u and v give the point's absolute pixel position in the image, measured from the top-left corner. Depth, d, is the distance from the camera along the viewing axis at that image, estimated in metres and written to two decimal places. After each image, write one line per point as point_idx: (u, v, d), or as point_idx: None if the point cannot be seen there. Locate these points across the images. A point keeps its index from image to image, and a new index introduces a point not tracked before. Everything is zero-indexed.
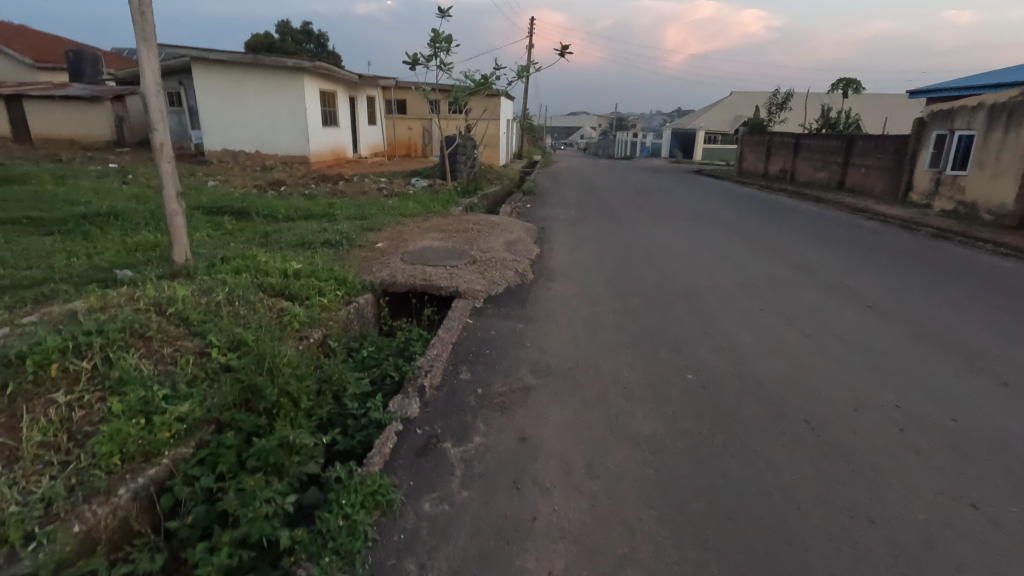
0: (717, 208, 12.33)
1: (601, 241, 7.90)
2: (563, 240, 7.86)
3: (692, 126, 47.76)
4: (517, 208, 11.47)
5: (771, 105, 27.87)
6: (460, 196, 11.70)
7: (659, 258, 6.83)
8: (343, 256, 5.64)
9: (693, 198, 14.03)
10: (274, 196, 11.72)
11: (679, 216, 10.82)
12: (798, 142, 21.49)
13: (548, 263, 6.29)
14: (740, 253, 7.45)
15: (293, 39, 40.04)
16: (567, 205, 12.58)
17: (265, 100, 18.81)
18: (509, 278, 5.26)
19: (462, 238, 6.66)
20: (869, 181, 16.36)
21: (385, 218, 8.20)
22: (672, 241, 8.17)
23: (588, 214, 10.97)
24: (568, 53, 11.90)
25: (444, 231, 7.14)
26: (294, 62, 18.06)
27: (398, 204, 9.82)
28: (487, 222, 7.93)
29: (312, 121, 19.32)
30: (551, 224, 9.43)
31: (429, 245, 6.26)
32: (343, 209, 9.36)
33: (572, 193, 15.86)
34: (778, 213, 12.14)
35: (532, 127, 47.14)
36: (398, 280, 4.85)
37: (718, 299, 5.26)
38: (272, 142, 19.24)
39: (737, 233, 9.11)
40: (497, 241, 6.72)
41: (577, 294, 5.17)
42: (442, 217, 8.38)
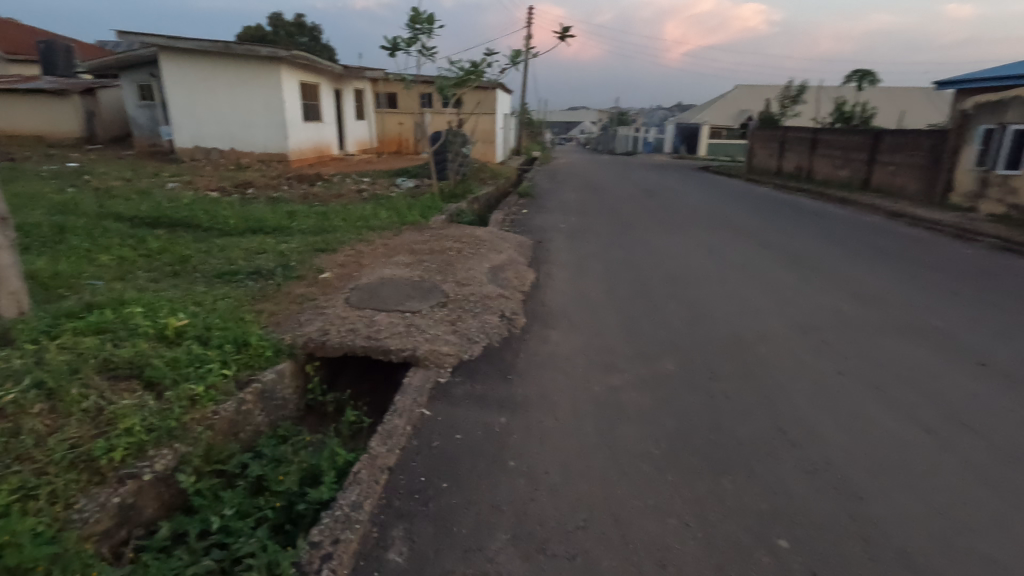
0: (737, 214, 10.90)
1: (610, 261, 6.50)
2: (564, 260, 6.46)
3: (697, 121, 46.12)
4: (511, 214, 10.04)
5: (783, 98, 26.34)
6: (445, 201, 10.26)
7: (685, 287, 5.43)
8: (269, 295, 4.21)
9: (708, 201, 12.60)
10: (235, 201, 10.28)
11: (696, 224, 9.42)
12: (816, 137, 20.00)
13: (544, 297, 4.91)
14: (780, 276, 6.06)
15: (285, 32, 38.45)
16: (568, 210, 11.15)
17: (240, 94, 17.34)
18: (490, 330, 3.83)
19: (436, 263, 5.21)
20: (899, 181, 14.90)
21: (346, 232, 6.78)
22: (696, 259, 6.77)
23: (592, 221, 9.56)
24: (569, 36, 10.41)
25: (414, 252, 5.70)
26: (270, 51, 16.53)
27: (370, 212, 8.38)
28: (471, 237, 6.48)
29: (290, 116, 17.83)
30: (549, 236, 8.02)
31: (390, 274, 4.82)
32: (304, 218, 7.94)
33: (572, 194, 14.40)
34: (808, 218, 10.70)
35: (531, 122, 45.55)
36: (331, 340, 3.42)
37: (776, 356, 3.88)
38: (247, 139, 17.75)
39: (769, 247, 7.69)
40: (480, 267, 5.28)
41: (584, 349, 3.79)
42: (417, 230, 6.95)
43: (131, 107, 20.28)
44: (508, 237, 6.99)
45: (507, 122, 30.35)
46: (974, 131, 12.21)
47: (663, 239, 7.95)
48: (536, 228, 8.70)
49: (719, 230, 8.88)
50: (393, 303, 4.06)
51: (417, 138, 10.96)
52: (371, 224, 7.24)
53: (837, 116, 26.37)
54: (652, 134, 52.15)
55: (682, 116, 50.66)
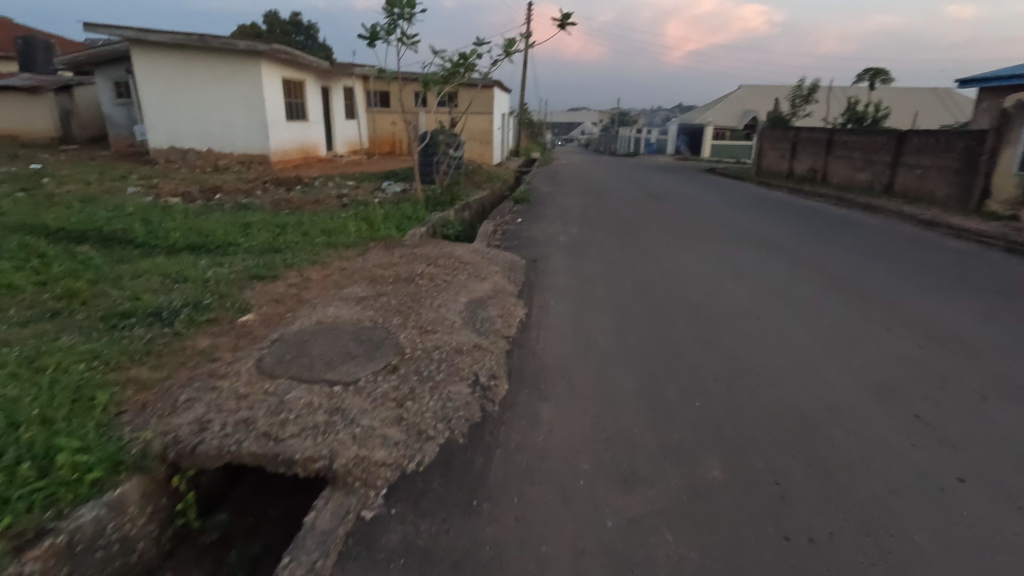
0: (757, 222, 9.78)
1: (620, 286, 5.39)
2: (563, 285, 5.35)
3: (701, 122, 44.98)
4: (503, 224, 8.93)
5: (794, 97, 25.21)
6: (429, 209, 9.14)
7: (715, 326, 4.32)
8: (157, 352, 3.06)
9: (722, 208, 11.48)
10: (194, 209, 9.14)
11: (713, 235, 8.31)
12: (831, 138, 18.86)
13: (535, 345, 3.77)
14: (826, 308, 4.97)
15: (281, 30, 37.19)
16: (567, 219, 10.02)
17: (218, 90, 16.20)
18: (455, 411, 2.66)
19: (398, 298, 4.06)
20: (928, 186, 13.77)
21: (301, 250, 5.64)
22: (722, 283, 5.65)
23: (595, 232, 8.44)
24: (569, 24, 9.28)
25: (375, 280, 4.54)
26: (247, 45, 15.35)
27: (339, 224, 7.25)
28: (450, 258, 5.33)
29: (271, 114, 16.69)
30: (546, 253, 6.87)
31: (333, 317, 3.65)
32: (260, 231, 6.81)
33: (573, 199, 13.26)
34: (837, 228, 9.57)
35: (530, 123, 44.53)
36: (205, 444, 2.24)
37: (859, 449, 2.78)
38: (225, 139, 16.62)
39: (804, 265, 6.56)
40: (456, 304, 4.12)
41: (590, 440, 2.68)
42: (387, 247, 5.81)
43: (107, 105, 19.15)
44: (496, 255, 5.87)
45: (506, 122, 29.19)
46: (1016, 132, 11.09)
47: (678, 255, 6.83)
48: (530, 242, 7.58)
49: (741, 243, 7.78)
50: (322, 368, 2.88)
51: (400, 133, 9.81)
52: (334, 240, 6.11)
53: (849, 116, 25.26)
54: (655, 135, 50.98)
55: (685, 117, 49.55)
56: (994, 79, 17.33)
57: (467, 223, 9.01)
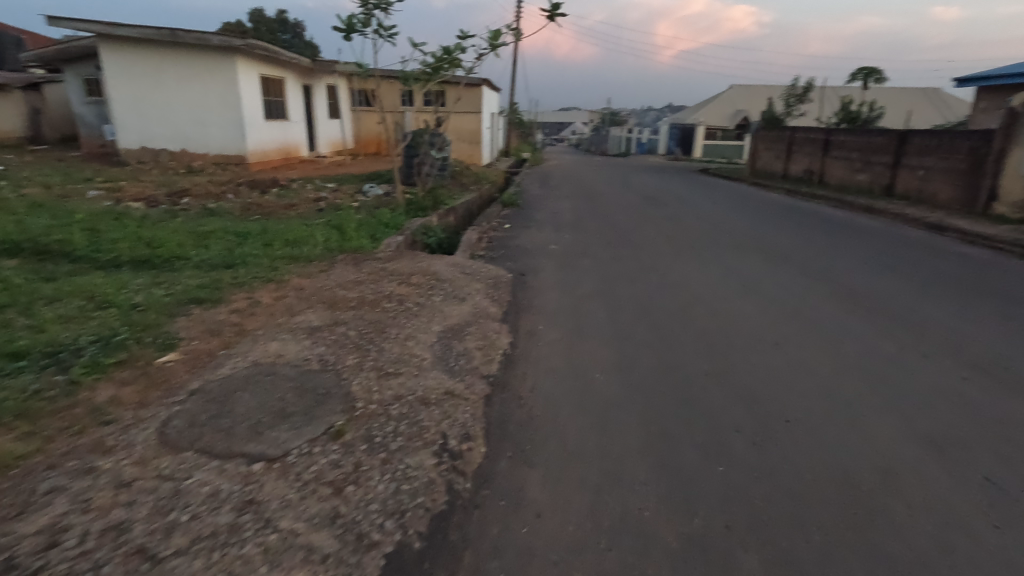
0: (759, 227, 9.25)
1: (618, 304, 4.79)
2: (554, 304, 4.74)
3: (692, 122, 44.62)
4: (489, 230, 8.31)
5: (788, 97, 24.81)
6: (411, 214, 8.51)
7: (731, 359, 3.74)
8: (36, 411, 2.40)
9: (721, 212, 10.94)
10: (155, 216, 8.43)
11: (716, 242, 7.74)
12: (828, 138, 18.44)
13: (522, 387, 3.15)
14: (852, 331, 4.40)
15: (267, 28, 36.12)
16: (559, 224, 9.41)
17: (192, 88, 15.41)
18: (412, 498, 2.03)
19: (358, 329, 3.42)
20: (931, 188, 13.35)
21: (256, 265, 4.97)
22: (732, 300, 5.07)
23: (589, 240, 7.84)
24: (560, 17, 8.67)
25: (336, 304, 3.90)
26: (221, 40, 14.60)
27: (306, 232, 6.58)
28: (425, 274, 4.70)
29: (248, 113, 15.93)
30: (535, 265, 6.26)
31: (276, 356, 2.99)
32: (217, 241, 6.12)
33: (564, 202, 12.66)
34: (844, 233, 9.06)
35: (520, 123, 43.94)
36: (49, 570, 1.58)
37: (929, 533, 2.20)
38: (200, 139, 15.84)
39: (818, 277, 6.00)
40: (427, 334, 3.48)
41: (589, 531, 2.07)
42: (356, 261, 5.17)
43: (76, 104, 18.29)
44: (477, 270, 5.23)
45: (495, 122, 28.62)
46: None
47: (680, 267, 6.25)
48: (518, 252, 6.97)
49: (746, 251, 7.22)
50: (244, 436, 2.23)
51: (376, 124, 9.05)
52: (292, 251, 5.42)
53: (843, 116, 24.96)
54: (646, 135, 50.59)
55: (675, 117, 49.21)
56: (993, 78, 16.99)
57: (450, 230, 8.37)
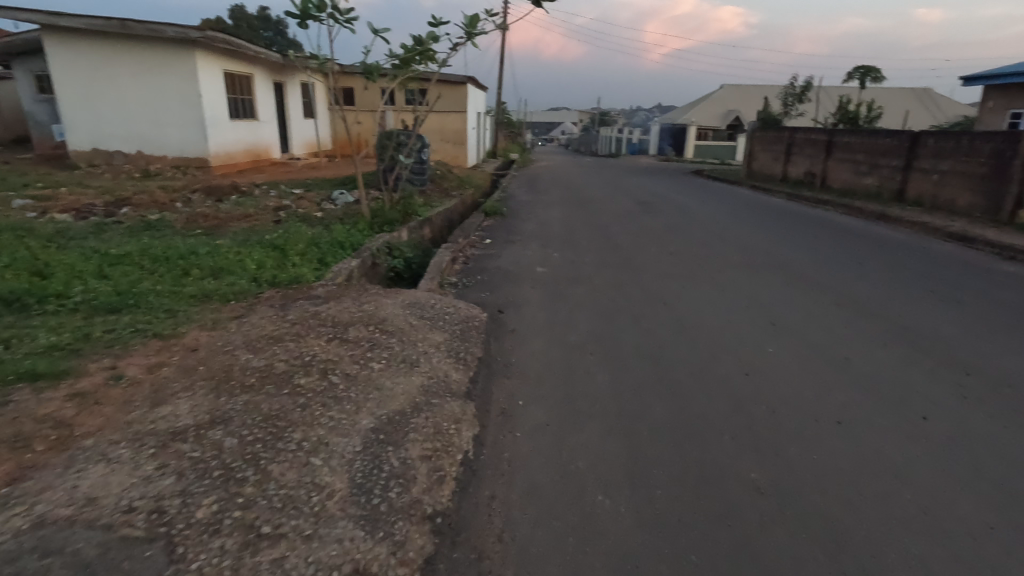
0: (773, 241, 8.22)
1: (623, 358, 3.73)
2: (540, 360, 3.66)
3: (684, 122, 43.69)
4: (466, 248, 7.22)
5: (786, 97, 23.90)
6: (376, 230, 7.37)
7: (785, 457, 2.70)
8: None
9: (727, 223, 9.92)
10: (76, 232, 7.20)
11: (729, 262, 6.69)
12: (831, 139, 17.50)
13: (486, 536, 2.05)
14: (927, 399, 3.40)
15: (246, 24, 34.49)
16: (547, 238, 8.31)
17: (147, 84, 14.11)
18: None
19: (241, 435, 2.28)
20: (947, 193, 12.44)
21: (148, 311, 3.80)
22: (764, 350, 4.05)
23: (581, 260, 6.75)
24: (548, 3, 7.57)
25: (230, 381, 2.75)
26: (178, 32, 13.32)
27: (239, 256, 5.42)
28: (369, 323, 3.56)
29: (210, 112, 14.64)
30: (518, 297, 5.15)
31: (82, 502, 1.84)
32: (122, 270, 4.93)
33: (554, 210, 11.55)
34: (869, 247, 8.06)
35: (508, 123, 42.83)
36: None
37: None
38: (157, 140, 14.52)
39: (859, 313, 5.00)
40: (346, 438, 2.35)
41: None
42: (286, 302, 4.03)
43: (26, 101, 16.86)
44: (442, 311, 4.11)
45: (482, 122, 27.53)
46: None
47: (693, 297, 5.22)
48: (499, 278, 5.87)
49: (766, 274, 6.18)
50: None
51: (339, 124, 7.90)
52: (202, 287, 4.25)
53: (842, 117, 24.14)
54: (637, 135, 49.61)
55: (667, 117, 48.26)
56: (1003, 76, 16.14)
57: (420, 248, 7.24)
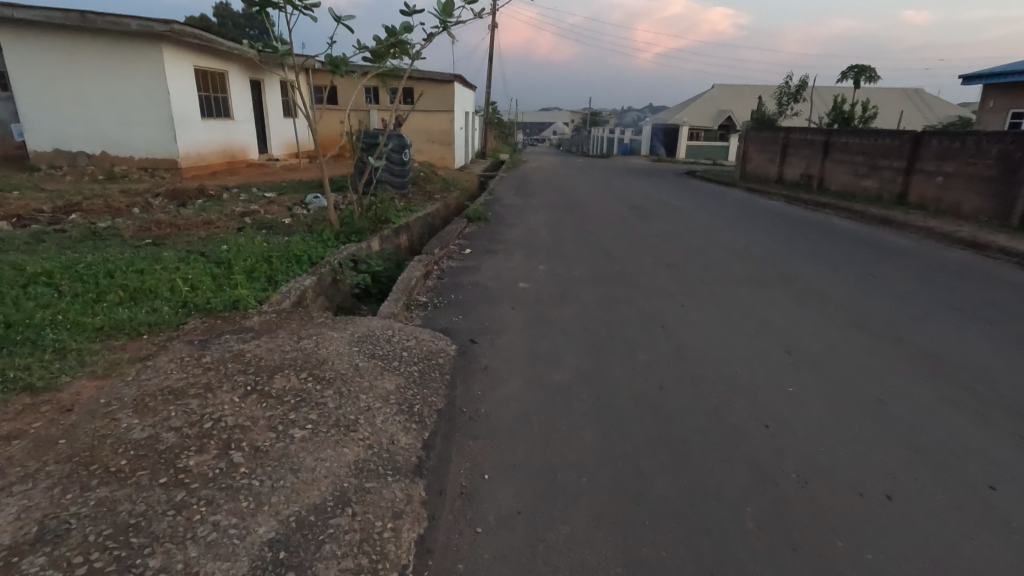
0: (776, 251, 7.63)
1: (618, 406, 3.11)
2: (517, 409, 3.01)
3: (676, 122, 43.25)
4: (444, 260, 6.56)
5: (781, 96, 23.40)
6: (343, 239, 6.68)
7: (827, 558, 2.09)
8: None
9: (725, 229, 9.33)
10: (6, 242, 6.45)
11: (732, 276, 6.07)
12: (829, 139, 16.99)
13: None
14: (988, 459, 2.79)
15: (231, 22, 33.59)
16: (533, 247, 7.64)
17: (111, 81, 13.29)
18: None
19: (71, 567, 1.58)
20: (952, 197, 11.96)
21: (33, 351, 3.08)
22: (784, 390, 3.43)
23: (570, 273, 6.10)
24: None
25: (92, 463, 2.05)
26: (142, 25, 12.53)
27: (175, 273, 4.70)
28: (300, 369, 2.86)
29: (179, 110, 13.84)
30: (495, 321, 4.48)
31: None
32: (30, 293, 4.20)
33: (542, 215, 10.89)
34: (881, 257, 7.47)
35: (498, 123, 42.23)
36: None
37: None
38: (122, 140, 13.69)
39: (884, 339, 4.40)
40: (228, 564, 1.66)
41: None
42: (211, 337, 3.34)
43: None
44: (399, 347, 3.41)
45: (471, 122, 26.89)
46: None
47: (696, 321, 4.60)
48: (475, 297, 5.20)
49: (774, 290, 5.58)
50: None
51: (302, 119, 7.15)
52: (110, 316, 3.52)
53: (837, 117, 23.71)
54: (629, 135, 49.23)
55: (659, 116, 47.85)
56: (1005, 74, 15.69)
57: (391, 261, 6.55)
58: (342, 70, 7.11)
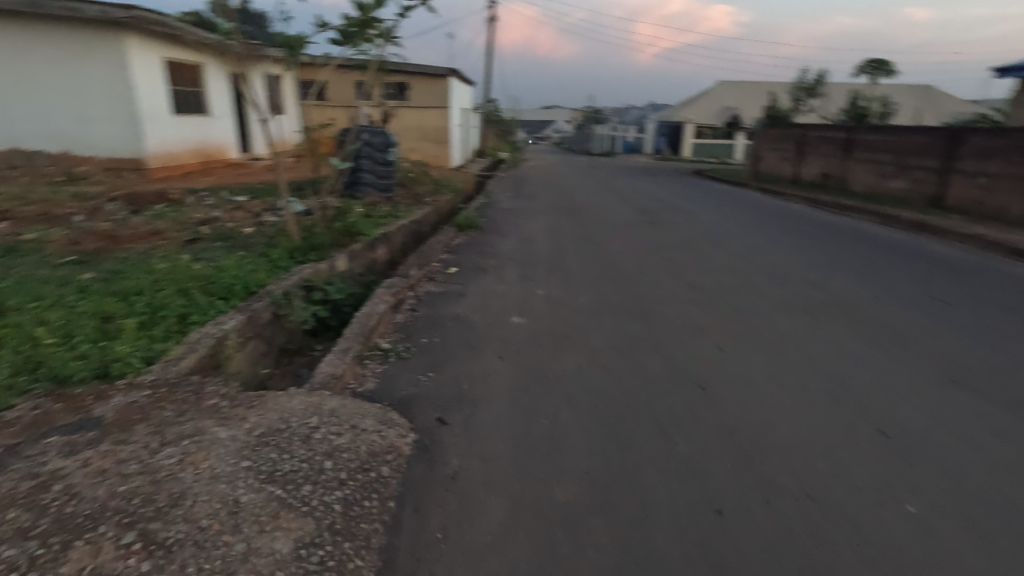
0: (818, 269, 6.51)
1: (663, 558, 2.00)
2: (500, 570, 1.89)
3: (681, 119, 41.97)
4: (422, 282, 5.44)
5: (795, 91, 22.15)
6: (299, 257, 5.52)
7: None
8: None
9: (751, 240, 8.19)
10: None
11: (777, 308, 4.95)
12: (851, 137, 15.79)
13: None
14: None
15: None
16: (532, 264, 6.49)
17: (69, 73, 12.10)
18: None
19: None
20: (996, 200, 10.84)
21: None
22: (902, 515, 2.31)
23: (576, 302, 4.95)
24: None
25: None
26: (98, 11, 11.33)
27: (48, 314, 3.51)
28: (126, 524, 1.69)
29: (145, 105, 12.66)
30: (479, 379, 3.33)
31: None
32: None
33: (542, 222, 9.74)
34: (943, 275, 6.35)
35: (497, 121, 41.03)
36: None
37: None
38: (83, 138, 12.50)
39: (1001, 405, 3.29)
40: None
41: None
42: (23, 439, 2.15)
43: None
44: (318, 452, 2.24)
45: (468, 119, 25.78)
46: None
47: (747, 379, 3.49)
48: (456, 338, 4.04)
49: (835, 328, 4.47)
50: None
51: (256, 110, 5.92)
52: None
53: (853, 114, 22.51)
54: (632, 133, 48.12)
55: (663, 114, 46.54)
56: None
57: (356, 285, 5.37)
58: (298, 52, 5.92)
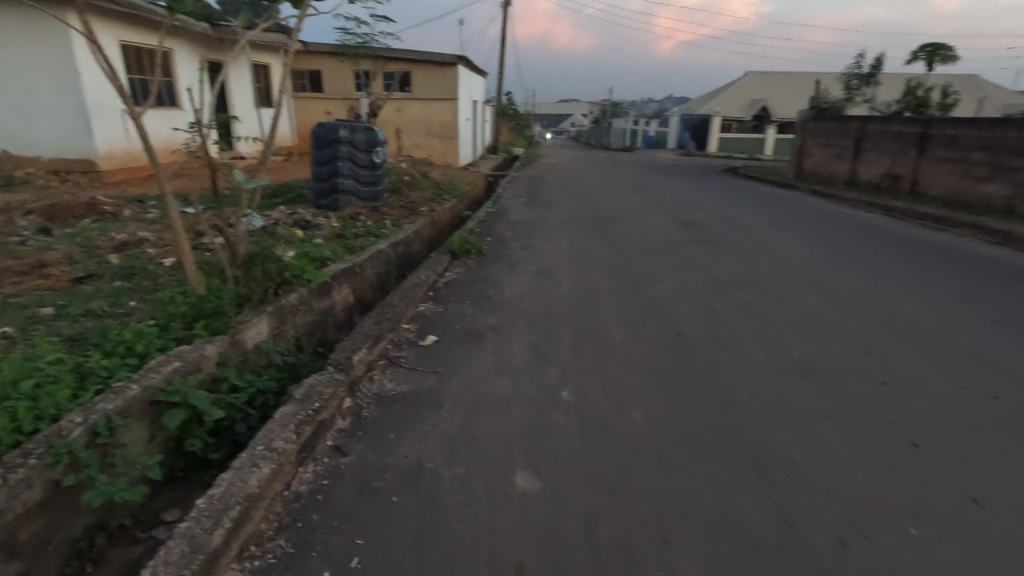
0: (976, 333, 4.40)
1: None
2: None
3: (707, 112, 39.19)
4: (373, 372, 3.41)
5: (847, 79, 19.63)
6: (183, 328, 3.46)
7: None
8: None
9: (848, 273, 6.05)
10: None
11: (974, 444, 2.90)
12: (926, 132, 13.36)
13: None
14: None
15: None
16: (553, 321, 4.48)
17: (3, 58, 10.25)
18: None
19: None
20: None
21: None
22: None
23: (630, 420, 2.95)
24: None
25: None
26: None
27: None
28: None
29: (95, 98, 10.75)
30: None
31: None
32: None
33: (563, 241, 7.69)
34: None
35: (511, 113, 38.58)
36: None
37: None
38: (23, 135, 10.65)
39: None
40: None
41: None
42: None
43: None
44: None
45: (480, 112, 23.73)
46: None
47: None
48: (402, 548, 2.02)
49: None
50: None
51: (122, 94, 3.68)
52: None
53: (909, 104, 19.97)
54: (654, 126, 45.39)
55: (687, 105, 43.79)
56: None
57: (261, 383, 3.30)
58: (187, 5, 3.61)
